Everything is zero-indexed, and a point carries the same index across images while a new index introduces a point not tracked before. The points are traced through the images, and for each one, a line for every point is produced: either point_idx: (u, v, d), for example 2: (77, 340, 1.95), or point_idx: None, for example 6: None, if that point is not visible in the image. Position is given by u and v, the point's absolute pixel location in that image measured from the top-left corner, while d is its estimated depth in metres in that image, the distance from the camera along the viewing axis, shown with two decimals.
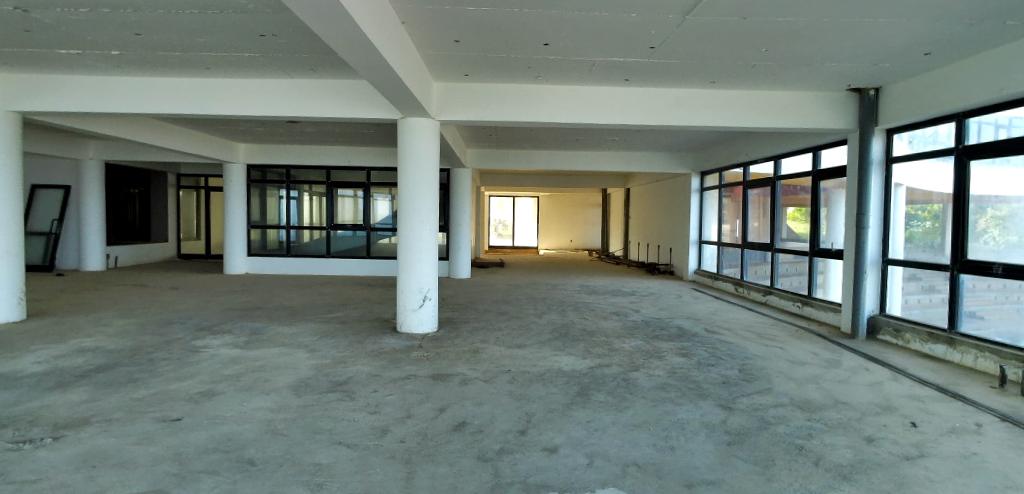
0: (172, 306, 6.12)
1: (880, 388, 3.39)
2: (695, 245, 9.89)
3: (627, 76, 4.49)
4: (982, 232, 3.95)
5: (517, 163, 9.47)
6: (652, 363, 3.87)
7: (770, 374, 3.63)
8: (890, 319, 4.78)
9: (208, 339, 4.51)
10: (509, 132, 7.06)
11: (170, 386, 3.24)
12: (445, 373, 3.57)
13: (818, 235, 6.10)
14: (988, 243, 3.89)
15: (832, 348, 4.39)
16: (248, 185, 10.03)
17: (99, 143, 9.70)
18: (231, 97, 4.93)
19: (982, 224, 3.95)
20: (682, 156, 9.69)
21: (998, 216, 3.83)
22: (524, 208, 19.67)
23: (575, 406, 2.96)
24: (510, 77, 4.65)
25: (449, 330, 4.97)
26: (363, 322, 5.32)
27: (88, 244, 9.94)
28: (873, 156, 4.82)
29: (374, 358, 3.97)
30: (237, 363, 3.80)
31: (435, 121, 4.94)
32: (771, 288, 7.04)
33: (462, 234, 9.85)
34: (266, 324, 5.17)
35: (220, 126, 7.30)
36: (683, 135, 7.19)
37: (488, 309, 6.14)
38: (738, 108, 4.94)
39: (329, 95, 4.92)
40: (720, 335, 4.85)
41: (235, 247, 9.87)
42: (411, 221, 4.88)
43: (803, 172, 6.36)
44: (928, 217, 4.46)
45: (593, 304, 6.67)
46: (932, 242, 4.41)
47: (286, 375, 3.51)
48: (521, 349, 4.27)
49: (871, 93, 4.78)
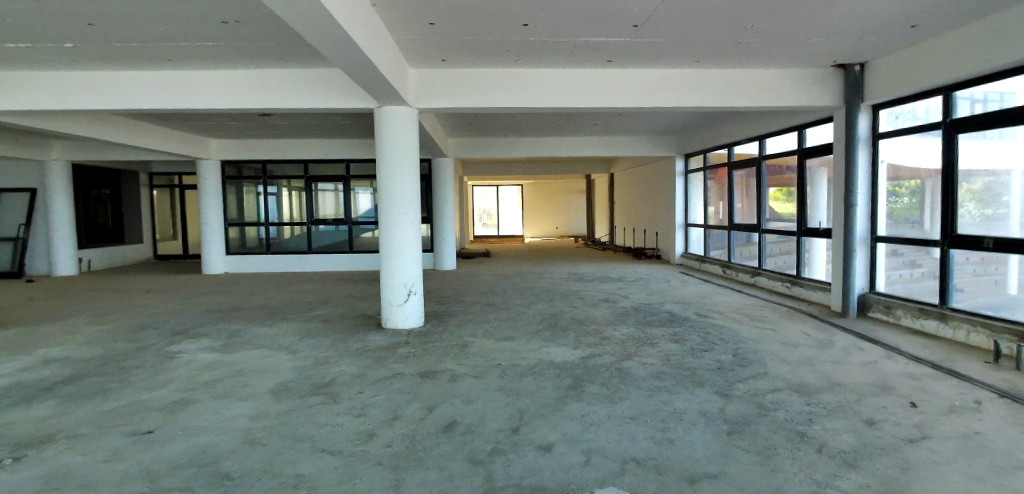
0: (147, 310, 5.87)
1: (874, 367, 3.36)
2: (682, 228, 9.87)
3: (610, 57, 4.35)
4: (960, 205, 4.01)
5: (500, 151, 9.30)
6: (645, 350, 3.80)
7: (764, 357, 3.58)
8: (880, 296, 4.78)
9: (185, 344, 4.31)
10: (489, 118, 6.88)
11: (142, 395, 3.06)
12: (433, 370, 3.44)
13: (805, 214, 6.04)
14: (965, 217, 3.97)
15: (823, 328, 4.36)
16: (224, 182, 9.70)
17: (64, 143, 9.28)
18: (197, 90, 4.68)
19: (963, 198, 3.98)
20: (666, 139, 9.60)
21: (972, 190, 3.92)
22: (509, 197, 19.50)
23: (569, 400, 2.86)
24: (489, 61, 4.47)
25: (436, 324, 4.84)
26: (347, 319, 5.16)
27: (57, 249, 9.54)
28: (860, 133, 4.76)
29: (359, 357, 3.82)
30: (215, 368, 3.63)
31: (412, 108, 4.73)
32: (758, 269, 7.03)
33: (447, 225, 9.67)
34: (246, 326, 4.97)
35: (188, 121, 6.98)
36: (668, 117, 7.09)
37: (476, 301, 6.03)
38: (725, 88, 4.84)
39: (301, 85, 4.69)
40: (711, 319, 4.80)
41: (213, 246, 9.57)
42: (391, 213, 4.69)
43: (788, 151, 6.28)
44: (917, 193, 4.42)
45: (582, 291, 6.59)
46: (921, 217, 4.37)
47: (266, 379, 3.35)
48: (511, 341, 4.16)
49: (856, 69, 4.71)
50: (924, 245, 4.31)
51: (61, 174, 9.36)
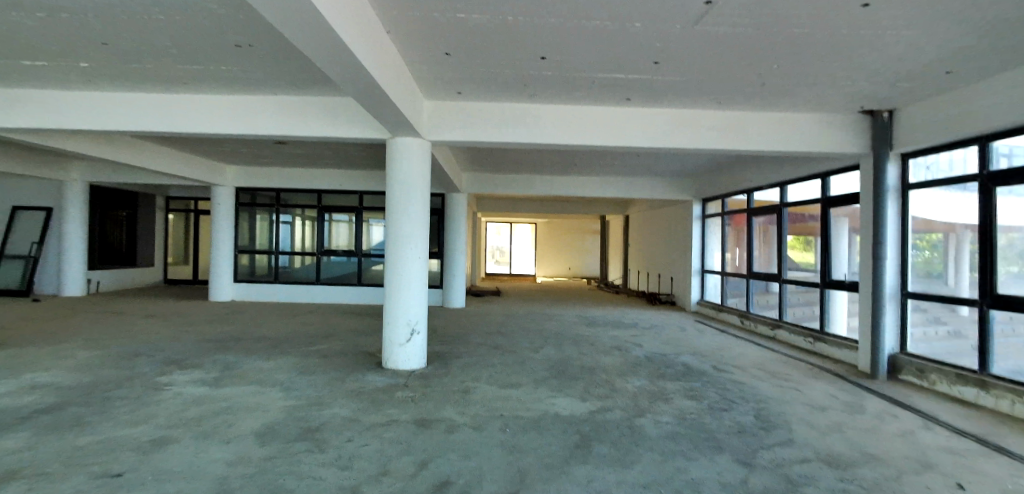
0: (145, 336, 5.76)
1: (913, 438, 3.04)
2: (698, 274, 9.61)
3: (629, 95, 4.31)
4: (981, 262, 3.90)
5: (514, 188, 9.27)
6: (659, 407, 3.53)
7: (790, 421, 3.29)
8: (911, 358, 4.44)
9: (175, 375, 4.15)
10: (505, 155, 6.87)
11: (119, 431, 2.87)
12: (430, 418, 3.21)
13: (830, 265, 5.78)
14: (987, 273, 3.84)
15: (852, 390, 4.05)
16: (238, 208, 9.80)
17: (84, 164, 9.49)
18: (209, 115, 4.74)
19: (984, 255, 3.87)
20: (683, 183, 9.52)
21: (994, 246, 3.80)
22: (522, 235, 19.47)
23: (574, 461, 2.60)
24: (505, 96, 4.45)
25: (439, 366, 4.61)
26: (346, 356, 4.96)
27: (68, 268, 9.60)
28: (888, 182, 4.59)
29: (353, 398, 3.61)
30: (201, 404, 3.44)
31: (424, 140, 4.70)
32: (779, 322, 6.71)
33: (457, 261, 9.55)
34: (242, 358, 4.81)
35: (207, 146, 7.09)
36: (684, 160, 7.02)
37: (482, 342, 5.80)
38: (742, 132, 4.75)
39: (314, 113, 4.71)
40: (729, 374, 4.51)
41: (221, 272, 9.54)
42: (400, 245, 4.57)
43: (811, 199, 6.11)
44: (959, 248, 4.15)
45: (593, 337, 6.33)
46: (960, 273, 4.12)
47: (252, 419, 3.15)
48: (516, 389, 3.92)
49: (885, 115, 4.59)
50: (952, 302, 4.11)
51: (79, 194, 9.54)
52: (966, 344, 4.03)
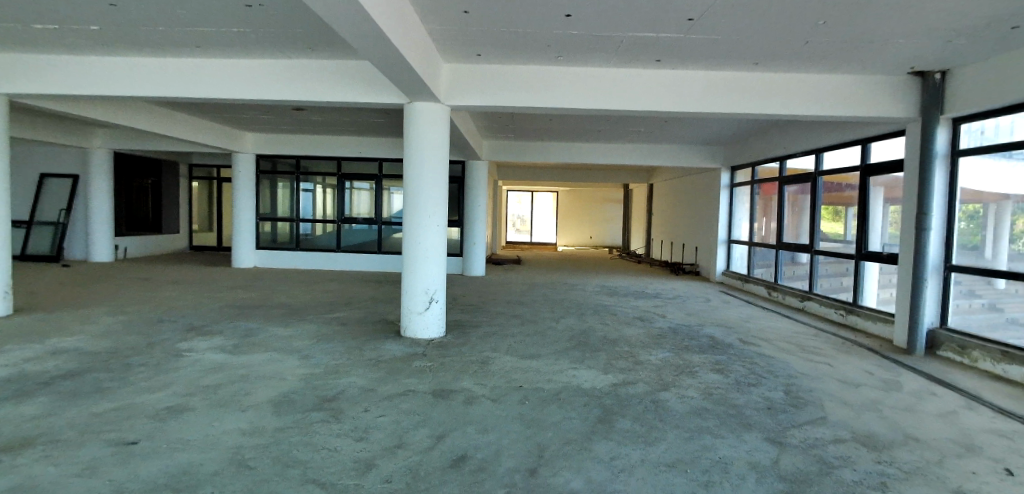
0: (171, 302, 5.88)
1: (955, 419, 2.85)
2: (724, 244, 9.32)
3: (659, 56, 4.02)
4: (1020, 235, 3.73)
5: (535, 155, 9.02)
6: (683, 381, 3.41)
7: (822, 398, 3.14)
8: (952, 334, 4.20)
9: (196, 342, 4.20)
10: (527, 121, 6.61)
11: (139, 400, 2.90)
12: (447, 389, 3.16)
13: (866, 237, 5.46)
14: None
15: (888, 367, 3.85)
16: (257, 176, 9.81)
17: (106, 131, 9.56)
18: (220, 80, 4.60)
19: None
20: (712, 149, 9.11)
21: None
22: (542, 204, 19.21)
23: (594, 437, 2.51)
24: (528, 57, 4.19)
25: (457, 336, 4.56)
26: (365, 324, 4.95)
27: (96, 235, 9.83)
28: (937, 148, 4.22)
29: (371, 368, 3.59)
30: (220, 372, 3.47)
31: (443, 106, 4.50)
32: (809, 294, 6.45)
33: (476, 230, 9.43)
34: (262, 325, 4.85)
35: (224, 113, 7.01)
36: (715, 125, 6.66)
37: (502, 312, 5.73)
38: (781, 92, 4.41)
39: (326, 78, 4.53)
40: (756, 348, 4.35)
41: (243, 240, 9.65)
42: (415, 215, 4.46)
43: (850, 166, 5.73)
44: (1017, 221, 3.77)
45: (614, 307, 6.21)
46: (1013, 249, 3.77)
47: (271, 387, 3.15)
48: (535, 360, 3.85)
49: (936, 76, 4.19)
50: (988, 274, 3.92)
51: (102, 162, 9.65)
52: (1007, 319, 3.83)
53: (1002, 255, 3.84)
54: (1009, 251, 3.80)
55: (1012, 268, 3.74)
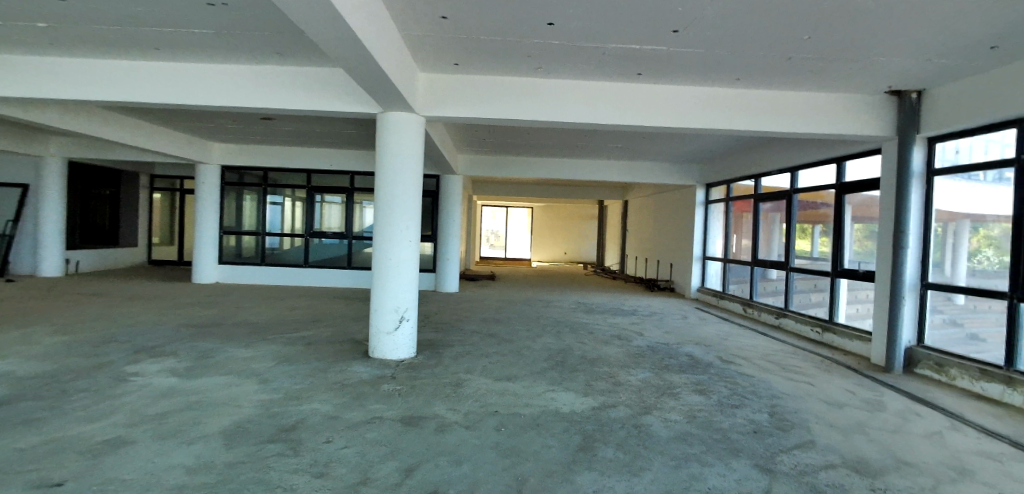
0: (121, 320, 5.45)
1: (941, 441, 2.79)
2: (699, 261, 9.37)
3: (640, 69, 3.97)
4: (977, 252, 3.94)
5: (512, 170, 8.94)
6: (665, 403, 3.28)
7: (807, 420, 3.05)
8: (929, 351, 4.22)
9: (145, 364, 3.85)
10: (504, 134, 6.50)
11: (71, 432, 2.58)
12: (419, 416, 2.94)
13: (842, 253, 5.50)
14: (985, 265, 3.84)
15: (868, 386, 3.82)
16: (223, 188, 9.40)
17: (62, 139, 9.02)
18: (183, 85, 4.35)
19: (990, 246, 3.82)
20: (687, 167, 9.21)
21: (990, 236, 3.84)
22: (518, 219, 19.13)
23: (577, 468, 2.33)
24: (506, 68, 4.10)
25: (430, 356, 4.34)
26: (332, 344, 4.67)
27: (45, 249, 9.19)
28: (912, 166, 4.30)
29: (336, 392, 3.33)
30: (168, 398, 3.16)
31: (420, 117, 4.36)
32: (784, 311, 6.47)
33: (451, 245, 9.23)
34: (220, 345, 4.52)
35: (188, 121, 6.69)
36: (692, 141, 6.70)
37: (477, 330, 5.53)
38: (760, 110, 4.43)
39: (296, 85, 4.33)
40: (737, 366, 4.27)
41: (205, 254, 9.18)
42: (389, 228, 4.24)
43: (824, 184, 5.81)
44: (980, 243, 3.91)
45: (591, 325, 6.08)
46: (987, 268, 3.83)
47: (224, 415, 2.87)
48: (512, 382, 3.66)
49: (912, 95, 4.30)
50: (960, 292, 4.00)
51: (55, 171, 9.08)
52: (967, 334, 4.00)
53: (962, 272, 4.03)
54: (967, 268, 4.00)
55: (973, 284, 3.91)
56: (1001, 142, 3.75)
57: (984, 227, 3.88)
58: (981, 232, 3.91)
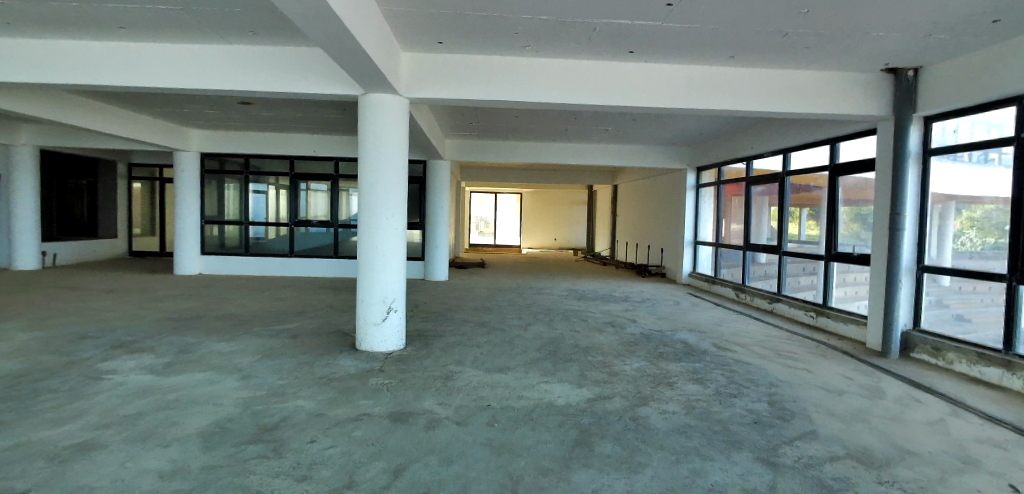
0: (97, 315, 5.24)
1: (944, 429, 2.74)
2: (690, 246, 9.30)
3: (632, 47, 3.81)
4: (961, 234, 3.99)
5: (501, 155, 8.75)
6: (663, 393, 3.19)
7: (807, 409, 2.98)
8: (925, 335, 4.18)
9: (120, 360, 3.67)
10: (491, 116, 6.31)
11: (36, 436, 2.41)
12: (408, 411, 2.82)
13: (836, 237, 5.42)
14: (969, 245, 3.91)
15: (866, 372, 3.77)
16: (203, 176, 9.10)
17: (32, 126, 8.62)
18: (153, 67, 4.09)
19: (973, 227, 3.88)
20: (677, 150, 9.09)
21: (973, 217, 3.89)
22: (506, 205, 18.93)
23: (574, 465, 2.23)
24: (491, 47, 3.90)
25: (419, 347, 4.21)
26: (317, 337, 4.52)
27: (19, 241, 8.86)
28: (909, 147, 4.20)
29: (321, 388, 3.19)
30: (144, 397, 2.99)
31: (402, 99, 4.15)
32: (777, 295, 6.42)
33: (440, 232, 9.06)
34: (200, 339, 4.34)
35: (162, 106, 6.42)
36: (684, 123, 6.55)
37: (467, 319, 5.41)
38: (755, 90, 4.29)
39: (272, 66, 4.10)
40: (733, 353, 4.20)
41: (186, 244, 8.91)
42: (372, 215, 4.07)
43: (818, 166, 5.70)
44: (967, 226, 3.94)
45: (583, 312, 5.98)
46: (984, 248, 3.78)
47: (202, 414, 2.71)
48: (504, 374, 3.54)
49: (909, 74, 4.18)
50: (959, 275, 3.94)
51: (27, 160, 8.70)
52: (952, 315, 4.08)
53: (947, 254, 4.08)
54: (951, 250, 4.05)
55: (958, 266, 3.97)
56: (988, 124, 3.76)
57: (979, 207, 3.84)
58: (970, 214, 3.91)
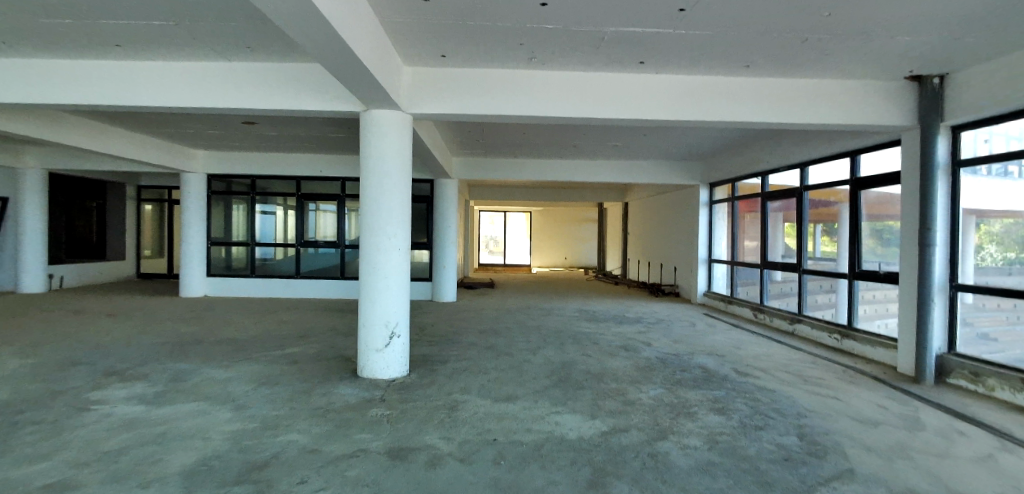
0: (96, 339, 5.14)
1: (997, 466, 2.47)
2: (705, 264, 9.06)
3: (642, 57, 3.69)
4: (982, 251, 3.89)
5: (508, 173, 8.66)
6: (682, 426, 2.96)
7: (841, 443, 2.73)
8: (962, 359, 3.91)
9: (112, 389, 3.53)
10: (499, 132, 6.22)
11: (9, 475, 2.25)
12: (408, 447, 2.62)
13: (859, 254, 5.18)
14: (987, 261, 3.84)
15: (901, 400, 3.50)
16: (210, 197, 9.11)
17: (42, 149, 8.72)
18: (152, 86, 4.05)
19: (990, 241, 3.84)
20: (688, 166, 8.94)
21: (991, 232, 3.85)
22: (515, 223, 18.84)
23: None
24: (499, 59, 3.81)
25: (422, 374, 4.02)
26: (318, 363, 4.35)
27: (26, 263, 8.86)
28: (937, 159, 4.00)
29: (317, 420, 3.01)
30: (130, 430, 2.83)
31: (407, 114, 4.06)
32: (798, 316, 6.15)
33: (447, 252, 8.91)
34: (197, 366, 4.19)
35: (169, 127, 6.44)
36: (695, 138, 6.41)
37: (474, 342, 5.22)
38: (771, 101, 4.14)
39: (273, 83, 4.04)
40: (755, 380, 3.95)
41: (191, 266, 8.85)
42: (375, 234, 3.93)
43: (838, 180, 5.50)
44: (984, 239, 3.89)
45: (595, 335, 5.76)
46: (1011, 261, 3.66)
47: (188, 451, 2.54)
48: (512, 404, 3.33)
49: (934, 81, 4.01)
50: (998, 294, 3.69)
51: (36, 185, 8.78)
52: (979, 334, 3.92)
53: (966, 271, 3.99)
54: (972, 267, 3.95)
55: (980, 283, 3.87)
56: (1008, 135, 3.66)
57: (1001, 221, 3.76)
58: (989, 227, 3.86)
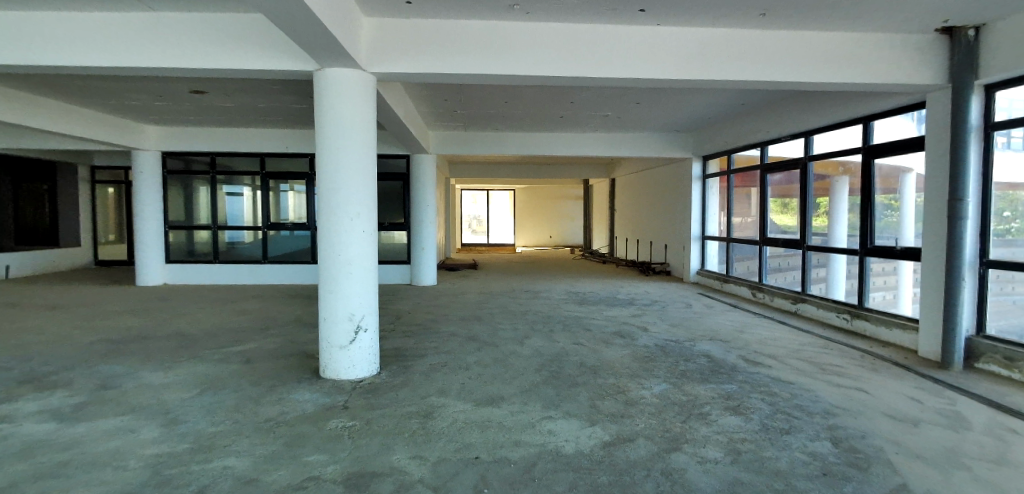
0: (25, 337, 4.53)
1: None
2: (698, 241, 8.65)
3: (643, 3, 3.14)
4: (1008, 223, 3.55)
5: (490, 147, 8.08)
6: (697, 432, 2.53)
7: (884, 450, 2.33)
8: (994, 342, 3.56)
9: (19, 403, 2.96)
10: (477, 98, 5.62)
11: None
12: (370, 473, 2.14)
13: (870, 229, 4.78)
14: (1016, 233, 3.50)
15: (933, 391, 3.13)
16: (165, 177, 8.35)
17: None
18: (59, 41, 3.35)
19: (1013, 211, 3.50)
20: (681, 138, 8.47)
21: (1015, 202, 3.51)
22: (500, 202, 18.26)
23: None
24: (475, 7, 3.22)
25: (395, 373, 3.53)
26: (276, 361, 3.82)
27: None
28: (971, 122, 3.57)
29: (264, 437, 2.51)
30: (25, 458, 2.29)
31: (369, 74, 3.46)
32: (801, 295, 5.78)
33: (426, 233, 8.35)
34: (132, 369, 3.63)
35: (107, 96, 5.71)
36: (691, 101, 5.90)
37: (455, 332, 4.76)
38: (786, 57, 3.64)
39: (209, 39, 3.39)
40: (767, 370, 3.55)
41: (148, 253, 8.16)
42: (333, 214, 3.37)
43: (847, 149, 5.05)
44: (1007, 214, 3.55)
45: (586, 321, 5.31)
46: None
47: (90, 488, 2.03)
48: (497, 408, 2.87)
49: (970, 33, 3.56)
50: None
51: None
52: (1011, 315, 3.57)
53: (992, 245, 3.64)
54: (999, 239, 3.60)
55: (1009, 257, 3.53)
56: None
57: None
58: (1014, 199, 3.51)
